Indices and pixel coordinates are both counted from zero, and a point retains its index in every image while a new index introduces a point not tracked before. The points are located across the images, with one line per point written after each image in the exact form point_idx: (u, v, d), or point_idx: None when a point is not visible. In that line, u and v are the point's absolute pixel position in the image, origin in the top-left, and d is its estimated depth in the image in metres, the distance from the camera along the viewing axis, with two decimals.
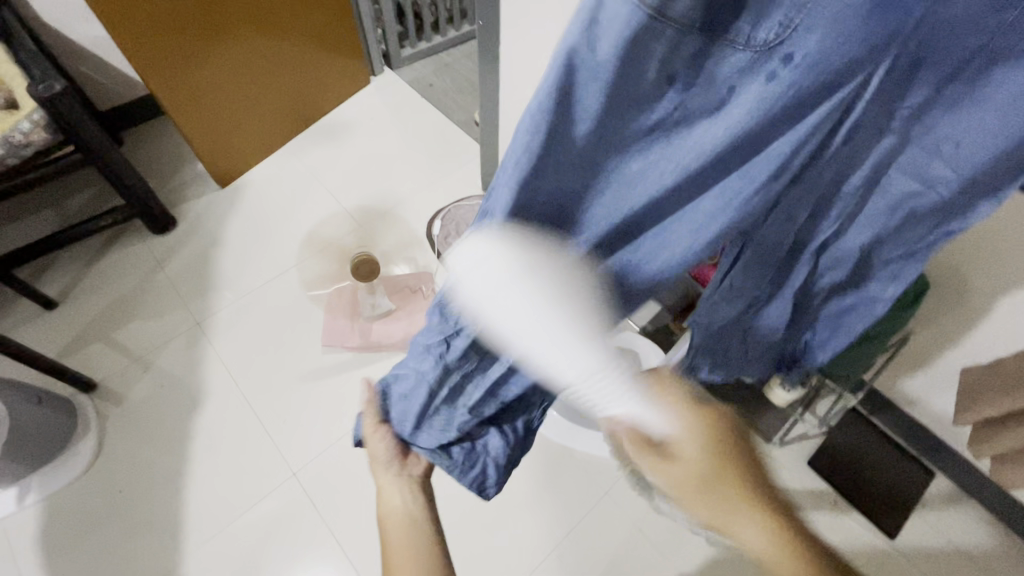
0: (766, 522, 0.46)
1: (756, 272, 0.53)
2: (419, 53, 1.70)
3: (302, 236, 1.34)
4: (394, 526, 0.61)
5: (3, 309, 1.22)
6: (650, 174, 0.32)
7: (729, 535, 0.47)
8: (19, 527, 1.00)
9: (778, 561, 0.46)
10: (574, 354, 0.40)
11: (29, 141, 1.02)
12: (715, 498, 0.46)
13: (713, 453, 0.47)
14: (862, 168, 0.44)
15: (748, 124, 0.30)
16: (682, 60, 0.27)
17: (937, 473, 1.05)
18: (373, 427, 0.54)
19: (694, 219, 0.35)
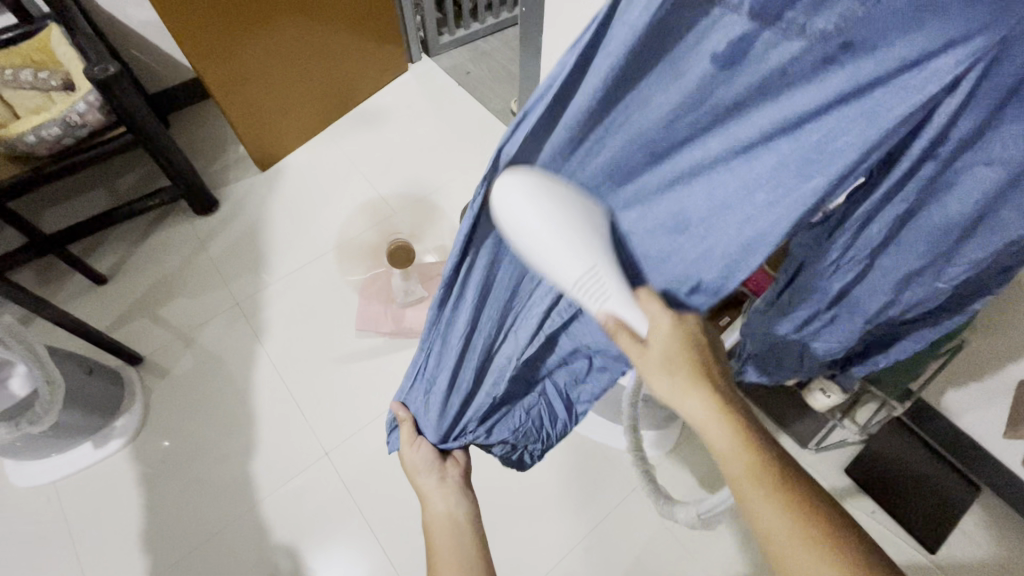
0: (721, 415, 0.45)
1: (813, 287, 0.55)
2: (457, 41, 1.70)
3: (338, 221, 1.36)
4: (439, 529, 0.64)
5: (58, 281, 1.27)
6: (702, 146, 0.37)
7: (675, 408, 0.47)
8: (70, 489, 1.05)
9: (719, 433, 0.45)
10: (569, 262, 0.40)
11: (84, 122, 1.06)
12: (676, 376, 0.46)
13: (688, 347, 0.45)
14: (957, 198, 0.41)
15: (797, 104, 0.33)
16: (726, 40, 0.32)
17: (984, 488, 1.01)
18: (411, 441, 0.64)
19: (737, 217, 0.37)
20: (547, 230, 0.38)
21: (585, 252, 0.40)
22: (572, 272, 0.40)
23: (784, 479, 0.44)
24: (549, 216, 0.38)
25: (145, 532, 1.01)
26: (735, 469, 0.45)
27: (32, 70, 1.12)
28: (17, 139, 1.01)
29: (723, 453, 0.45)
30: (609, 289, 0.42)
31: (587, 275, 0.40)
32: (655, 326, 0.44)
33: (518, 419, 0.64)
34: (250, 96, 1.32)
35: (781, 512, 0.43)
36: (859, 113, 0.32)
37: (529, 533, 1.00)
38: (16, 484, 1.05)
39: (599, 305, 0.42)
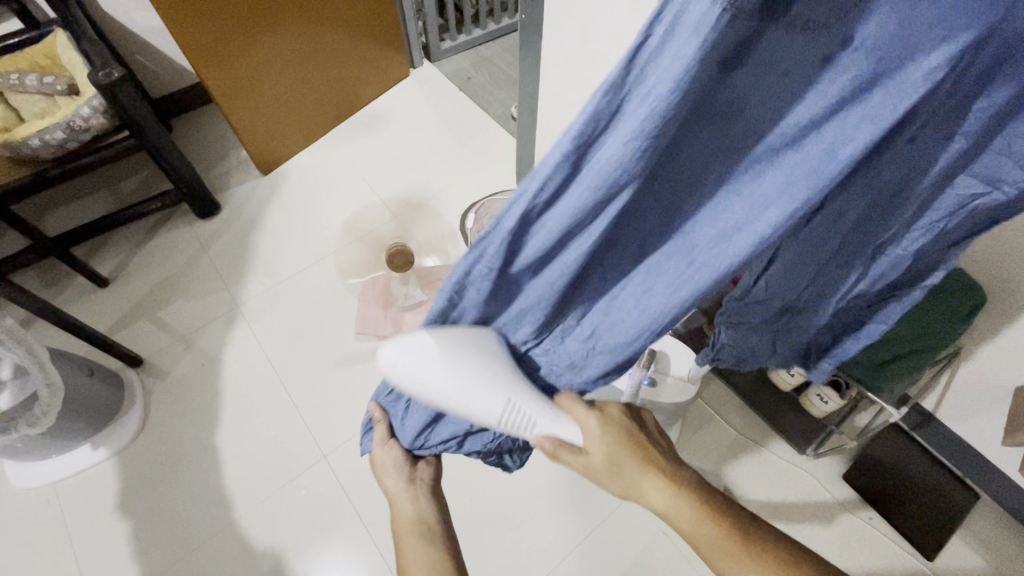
0: (681, 500, 0.48)
1: (789, 278, 0.52)
2: (458, 46, 1.71)
3: (339, 225, 1.37)
4: (407, 529, 0.62)
5: (60, 283, 1.28)
6: (689, 164, 0.34)
7: (640, 497, 0.50)
8: (69, 489, 1.05)
9: (682, 516, 0.48)
10: (482, 407, 0.45)
11: (88, 126, 1.07)
12: (625, 470, 0.50)
13: (620, 441, 0.50)
14: (929, 169, 0.42)
15: (797, 108, 0.31)
16: (733, 35, 0.29)
17: (982, 495, 1.00)
18: (383, 442, 0.65)
19: (749, 231, 0.33)
20: (452, 392, 0.45)
21: (499, 392, 0.46)
22: (488, 408, 0.46)
23: (754, 544, 0.47)
24: (451, 378, 0.45)
25: (141, 534, 1.01)
26: (712, 548, 0.47)
27: (39, 75, 1.12)
28: (22, 143, 1.02)
29: (692, 534, 0.48)
30: (530, 417, 0.47)
31: (506, 408, 0.46)
32: (587, 433, 0.49)
33: (494, 434, 0.60)
34: (252, 101, 1.33)
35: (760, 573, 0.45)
36: (863, 113, 0.31)
37: (526, 536, 1.00)
38: (15, 484, 1.05)
39: (532, 431, 0.48)
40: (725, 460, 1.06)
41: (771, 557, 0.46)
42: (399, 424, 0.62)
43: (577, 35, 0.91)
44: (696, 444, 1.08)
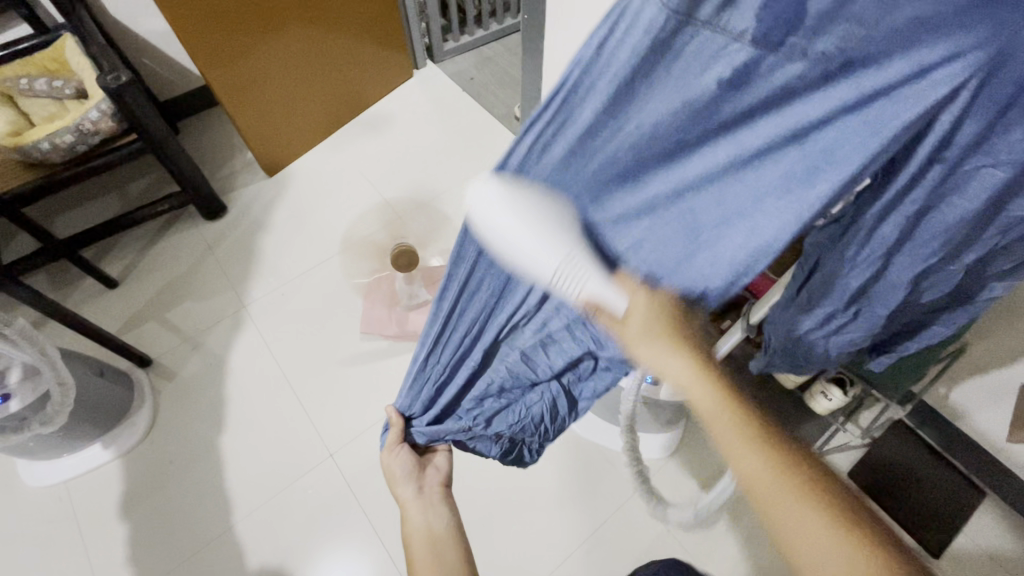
0: (698, 372, 0.46)
1: (836, 283, 0.54)
2: (461, 47, 1.72)
3: (344, 225, 1.38)
4: (418, 541, 0.62)
5: (69, 285, 1.30)
6: (704, 155, 0.40)
7: (662, 373, 0.48)
8: (79, 488, 1.07)
9: (701, 395, 0.45)
10: (542, 254, 0.44)
11: (97, 129, 1.08)
12: (656, 343, 0.47)
13: (665, 313, 0.47)
14: (965, 197, 0.40)
15: (804, 114, 0.35)
16: (729, 67, 0.34)
17: (987, 492, 1.00)
18: (391, 449, 0.67)
19: (753, 220, 0.40)
20: (524, 235, 0.43)
21: (560, 245, 0.44)
22: (546, 258, 0.44)
23: (770, 439, 0.43)
24: (522, 216, 0.43)
25: (152, 533, 1.03)
26: (714, 420, 0.44)
27: (48, 79, 1.14)
28: (33, 147, 1.03)
29: (702, 408, 0.45)
30: (584, 273, 0.45)
31: (563, 263, 0.44)
32: (633, 300, 0.47)
33: (519, 413, 0.66)
34: (257, 104, 1.34)
35: (761, 463, 0.41)
36: (863, 123, 0.34)
37: (531, 534, 1.00)
38: (28, 484, 1.07)
39: (579, 291, 0.46)
40: None
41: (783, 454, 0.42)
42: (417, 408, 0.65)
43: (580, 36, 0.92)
44: (700, 442, 1.09)
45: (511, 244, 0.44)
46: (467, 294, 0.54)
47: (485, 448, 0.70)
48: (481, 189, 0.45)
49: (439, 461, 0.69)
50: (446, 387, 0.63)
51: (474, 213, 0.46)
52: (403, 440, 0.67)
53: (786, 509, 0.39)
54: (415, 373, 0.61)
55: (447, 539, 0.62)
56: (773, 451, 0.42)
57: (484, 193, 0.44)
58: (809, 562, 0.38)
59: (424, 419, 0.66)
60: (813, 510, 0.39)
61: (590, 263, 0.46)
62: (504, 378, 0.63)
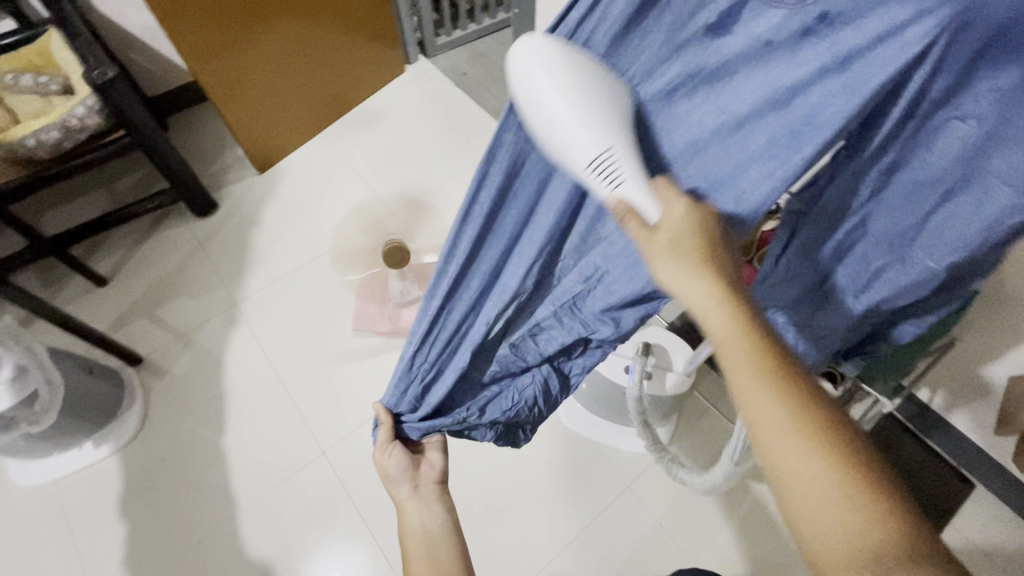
0: (722, 303, 0.40)
1: (808, 252, 0.52)
2: (454, 41, 1.71)
3: (335, 222, 1.37)
4: (415, 542, 0.63)
5: (58, 283, 1.29)
6: (694, 116, 0.40)
7: (678, 296, 0.41)
8: (70, 487, 1.06)
9: (719, 324, 0.40)
10: (584, 134, 0.37)
11: (83, 126, 1.07)
12: (680, 260, 0.40)
13: (697, 230, 0.40)
14: (936, 152, 0.39)
15: (786, 74, 0.35)
16: (715, 14, 0.36)
17: (976, 486, 1.01)
18: (383, 447, 0.64)
19: (738, 186, 0.40)
20: (569, 114, 0.37)
21: (604, 130, 0.38)
22: (586, 141, 0.38)
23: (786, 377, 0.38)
24: (569, 86, 0.37)
25: (143, 531, 1.02)
26: (733, 356, 0.39)
27: (33, 75, 1.13)
28: (18, 144, 1.02)
29: (719, 341, 0.40)
30: (624, 170, 0.39)
31: (605, 151, 0.38)
32: (666, 212, 0.40)
33: (512, 398, 0.63)
34: (248, 97, 1.33)
35: (770, 403, 0.37)
36: (842, 87, 0.34)
37: (524, 530, 1.00)
38: (18, 484, 1.06)
39: (613, 190, 0.40)
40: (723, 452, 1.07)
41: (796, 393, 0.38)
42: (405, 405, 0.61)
43: None
44: (693, 437, 1.09)
45: (549, 116, 0.38)
46: (461, 281, 0.55)
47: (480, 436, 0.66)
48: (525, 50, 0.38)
49: (433, 458, 0.68)
50: (438, 381, 0.60)
51: (515, 79, 0.39)
52: (395, 439, 0.64)
53: (794, 453, 0.36)
54: (402, 372, 0.59)
55: (442, 540, 0.63)
56: (788, 389, 0.38)
57: (530, 53, 0.38)
58: (806, 507, 0.36)
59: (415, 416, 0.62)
60: (825, 457, 0.36)
61: (633, 161, 0.39)
62: (496, 367, 0.62)
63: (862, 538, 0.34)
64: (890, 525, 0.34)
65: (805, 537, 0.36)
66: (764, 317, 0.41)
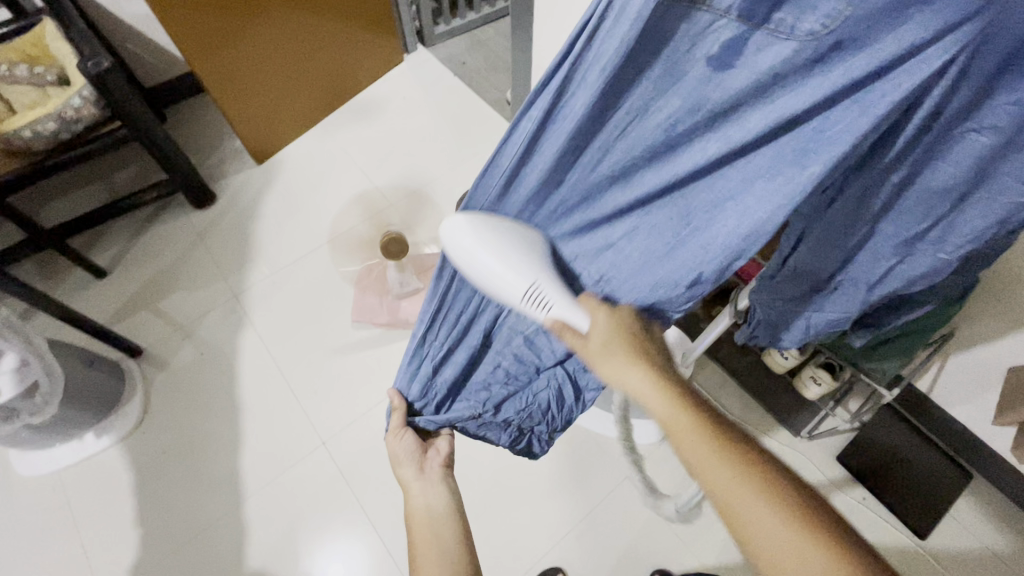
0: (656, 385, 0.47)
1: (816, 255, 0.53)
2: (453, 31, 1.69)
3: (334, 213, 1.37)
4: (419, 523, 0.60)
5: (58, 275, 1.29)
6: (698, 144, 0.40)
7: (621, 386, 0.48)
8: (72, 477, 1.07)
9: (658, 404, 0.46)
10: (508, 277, 0.48)
11: (79, 116, 1.06)
12: (614, 356, 0.48)
13: (619, 327, 0.50)
14: (949, 163, 0.41)
15: (796, 98, 0.35)
16: (718, 46, 0.35)
17: (974, 474, 1.01)
18: (396, 431, 0.63)
19: (744, 203, 0.41)
20: (496, 270, 0.48)
21: (523, 270, 0.48)
22: (512, 281, 0.48)
23: (726, 439, 0.44)
24: (487, 246, 0.48)
25: (145, 521, 1.03)
26: (676, 430, 0.45)
27: (29, 66, 1.13)
28: (15, 135, 1.02)
29: (664, 420, 0.46)
30: (551, 297, 0.49)
31: (531, 285, 0.48)
32: (593, 319, 0.50)
33: (525, 400, 0.64)
34: (245, 87, 1.32)
35: (719, 468, 0.42)
36: (854, 104, 0.35)
37: (522, 517, 1.01)
38: (22, 474, 1.07)
39: (546, 313, 0.49)
40: None
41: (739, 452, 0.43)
42: (416, 395, 0.63)
43: (569, 18, 0.90)
44: None
45: (480, 271, 0.49)
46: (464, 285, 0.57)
47: (494, 437, 0.67)
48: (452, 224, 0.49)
49: (442, 444, 0.66)
50: (452, 374, 0.62)
51: (447, 245, 0.50)
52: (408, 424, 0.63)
53: (745, 505, 0.40)
54: (413, 349, 0.60)
55: (447, 519, 0.61)
56: (729, 449, 0.43)
57: (454, 228, 0.49)
58: (770, 560, 0.39)
59: (424, 406, 0.64)
60: (770, 502, 0.40)
61: (554, 285, 0.49)
62: (509, 367, 0.62)
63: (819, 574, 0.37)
64: (839, 558, 0.37)
65: None
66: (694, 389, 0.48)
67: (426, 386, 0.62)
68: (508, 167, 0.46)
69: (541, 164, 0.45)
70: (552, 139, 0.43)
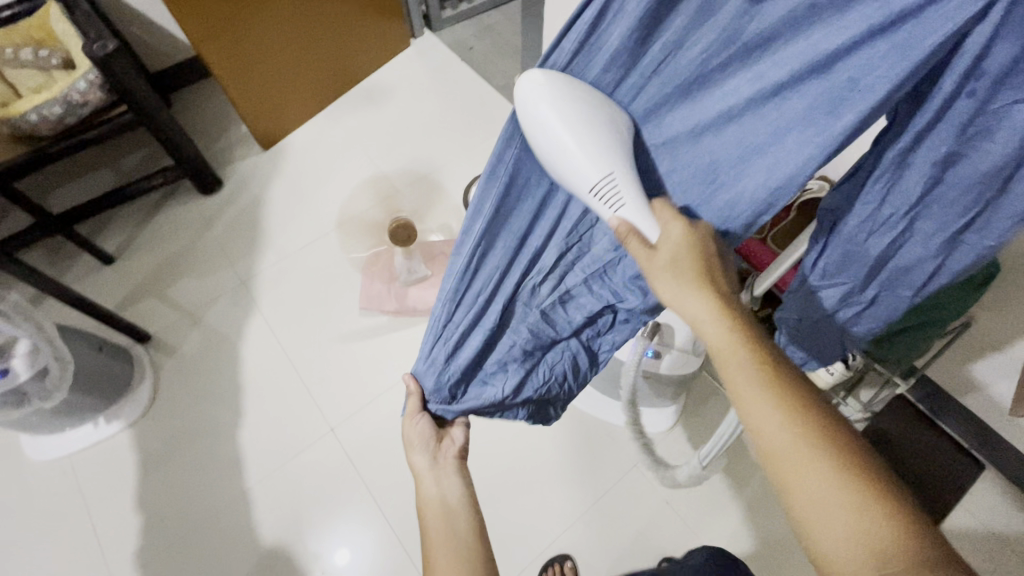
0: (721, 317, 0.42)
1: (848, 257, 0.52)
2: (460, 15, 1.66)
3: (341, 199, 1.36)
4: (433, 513, 0.60)
5: (66, 261, 1.29)
6: (730, 83, 0.40)
7: (678, 312, 0.43)
8: (84, 461, 1.08)
9: (717, 339, 0.42)
10: (584, 161, 0.41)
11: (86, 100, 1.05)
12: (679, 279, 0.42)
13: (693, 250, 0.43)
14: (997, 140, 0.38)
15: (829, 37, 0.34)
16: None
17: (986, 465, 1.00)
18: (410, 416, 0.64)
19: (773, 155, 0.40)
20: (573, 149, 0.41)
21: (600, 157, 0.41)
22: (586, 166, 0.42)
23: (787, 388, 0.40)
24: (568, 118, 0.40)
25: (155, 507, 1.04)
26: (732, 371, 0.41)
27: (33, 49, 1.11)
28: (21, 119, 1.01)
29: (719, 357, 0.42)
30: (623, 195, 0.43)
31: (603, 179, 0.42)
32: (663, 230, 0.44)
33: (544, 375, 0.64)
34: (252, 72, 1.30)
35: (772, 414, 0.39)
36: (888, 48, 0.33)
37: (531, 505, 1.01)
38: (34, 459, 1.08)
39: (613, 213, 0.43)
40: None
41: (800, 405, 0.39)
42: (427, 379, 0.61)
43: None
44: (700, 417, 1.08)
45: (551, 151, 0.42)
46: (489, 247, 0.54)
47: (511, 415, 0.68)
48: (530, 83, 0.41)
49: (455, 434, 0.66)
50: (466, 355, 0.59)
51: (519, 109, 0.42)
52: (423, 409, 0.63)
53: (789, 446, 0.38)
54: (433, 324, 0.58)
55: (461, 513, 0.61)
56: (790, 399, 0.39)
57: (531, 88, 0.41)
58: (812, 517, 0.36)
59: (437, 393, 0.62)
60: (819, 461, 0.37)
61: (627, 182, 0.43)
62: (529, 338, 0.60)
63: (865, 538, 0.34)
64: (890, 519, 0.35)
65: (818, 548, 0.36)
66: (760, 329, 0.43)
67: (437, 368, 0.60)
68: None
69: None
70: (593, 65, 0.42)
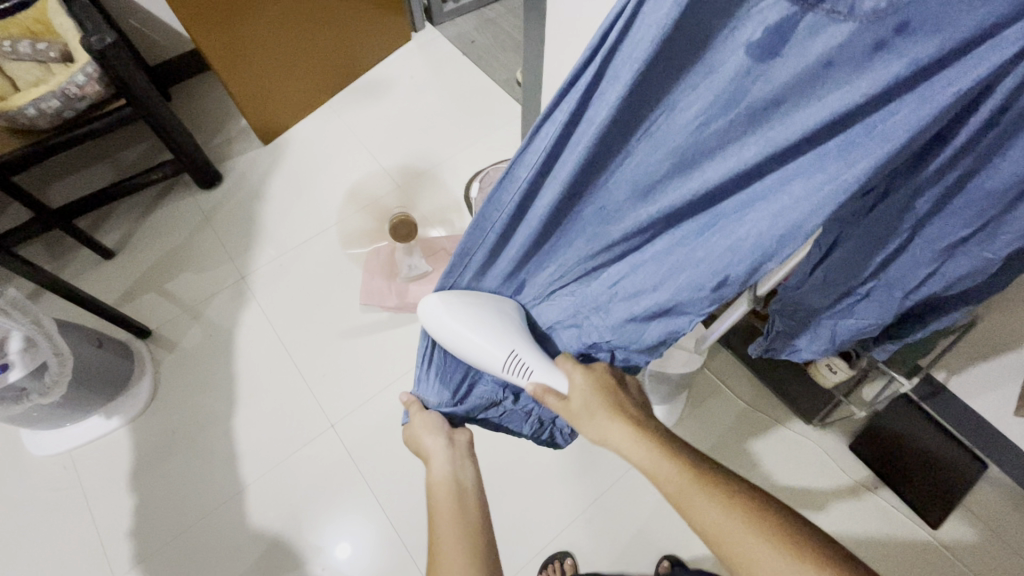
0: (638, 440, 0.49)
1: (847, 261, 0.52)
2: (462, 8, 1.65)
3: (342, 194, 1.35)
4: (442, 491, 0.58)
5: (66, 255, 1.29)
6: (732, 148, 0.39)
7: (607, 445, 0.51)
8: (84, 455, 1.08)
9: (640, 460, 0.48)
10: (487, 346, 0.55)
11: (83, 94, 1.04)
12: (596, 416, 0.51)
13: (597, 387, 0.53)
14: (1010, 158, 0.38)
15: (850, 92, 0.33)
16: (763, 29, 0.32)
17: (989, 465, 1.00)
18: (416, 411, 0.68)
19: (780, 202, 0.39)
20: (478, 342, 0.55)
21: (501, 341, 0.55)
22: (491, 350, 0.55)
23: (713, 482, 0.45)
24: (465, 325, 0.55)
25: (155, 500, 1.04)
26: (665, 486, 0.46)
27: (31, 41, 1.11)
28: (17, 112, 1.00)
29: (650, 472, 0.47)
30: (530, 364, 0.55)
31: (509, 353, 0.55)
32: (571, 380, 0.54)
33: None
34: (251, 66, 1.29)
35: (710, 506, 0.43)
36: (913, 95, 0.33)
37: (531, 500, 1.01)
38: (34, 453, 1.08)
39: (528, 378, 0.55)
40: (729, 429, 1.06)
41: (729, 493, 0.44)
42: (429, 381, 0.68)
43: None
44: (701, 415, 1.08)
45: (462, 345, 0.56)
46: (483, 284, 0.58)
47: (516, 424, 0.71)
48: (433, 309, 0.57)
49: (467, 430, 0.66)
50: None
51: (430, 327, 0.58)
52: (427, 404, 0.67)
53: (735, 536, 0.42)
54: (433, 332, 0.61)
55: (470, 497, 0.58)
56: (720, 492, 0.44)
57: (434, 311, 0.57)
58: None
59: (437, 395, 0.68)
60: (761, 541, 0.41)
61: (531, 352, 0.55)
62: None
63: None
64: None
65: None
66: (675, 436, 0.50)
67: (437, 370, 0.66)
68: (531, 175, 0.45)
69: (570, 163, 0.43)
70: (579, 141, 0.41)
